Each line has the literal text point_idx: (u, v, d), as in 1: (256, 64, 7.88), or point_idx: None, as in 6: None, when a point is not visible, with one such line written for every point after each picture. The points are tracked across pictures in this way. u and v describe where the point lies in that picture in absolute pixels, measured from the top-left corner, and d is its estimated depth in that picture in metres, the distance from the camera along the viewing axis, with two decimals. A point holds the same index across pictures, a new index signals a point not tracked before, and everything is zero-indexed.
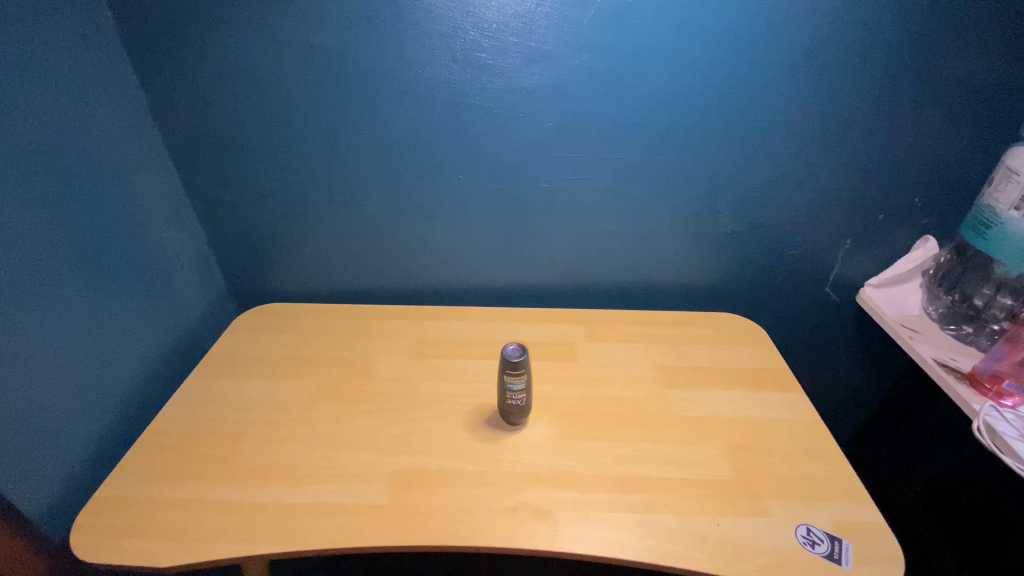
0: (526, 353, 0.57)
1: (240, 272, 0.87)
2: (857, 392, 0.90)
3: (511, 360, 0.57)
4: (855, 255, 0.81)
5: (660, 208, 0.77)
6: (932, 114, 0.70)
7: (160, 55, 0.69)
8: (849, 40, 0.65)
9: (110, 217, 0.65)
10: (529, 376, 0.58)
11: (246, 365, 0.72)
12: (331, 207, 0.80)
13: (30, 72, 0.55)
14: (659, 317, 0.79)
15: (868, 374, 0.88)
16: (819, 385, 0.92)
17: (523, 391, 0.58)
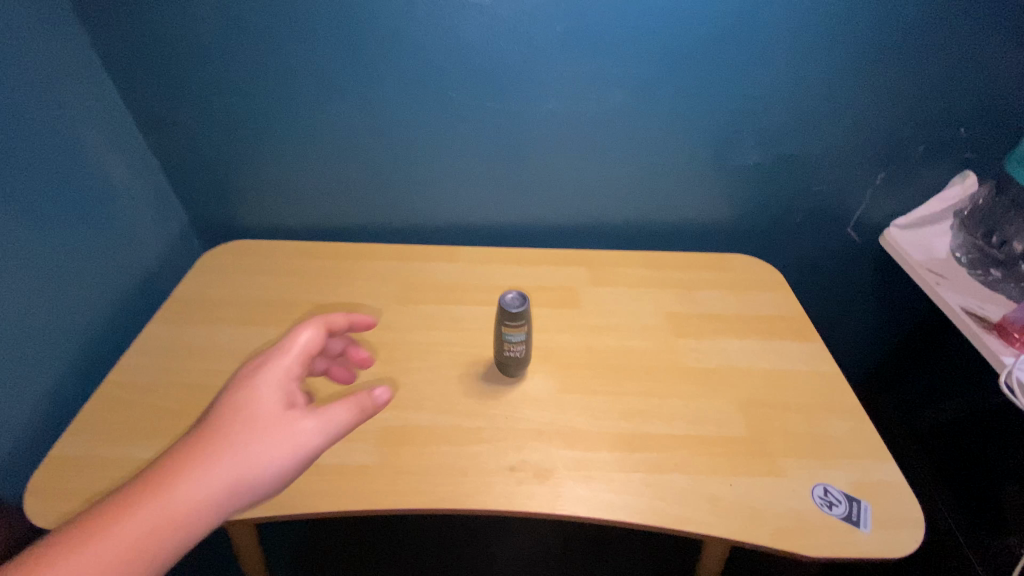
0: (528, 301, 0.51)
1: (203, 204, 0.78)
2: (870, 335, 0.87)
3: (510, 310, 0.50)
4: (885, 192, 0.74)
5: (675, 135, 0.69)
6: (998, 24, 0.60)
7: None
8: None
9: (30, 130, 0.55)
10: (530, 326, 0.52)
11: (215, 310, 0.65)
12: (301, 128, 0.69)
13: None
14: (669, 260, 0.73)
15: (885, 318, 0.85)
16: (832, 329, 0.88)
17: (523, 343, 0.52)
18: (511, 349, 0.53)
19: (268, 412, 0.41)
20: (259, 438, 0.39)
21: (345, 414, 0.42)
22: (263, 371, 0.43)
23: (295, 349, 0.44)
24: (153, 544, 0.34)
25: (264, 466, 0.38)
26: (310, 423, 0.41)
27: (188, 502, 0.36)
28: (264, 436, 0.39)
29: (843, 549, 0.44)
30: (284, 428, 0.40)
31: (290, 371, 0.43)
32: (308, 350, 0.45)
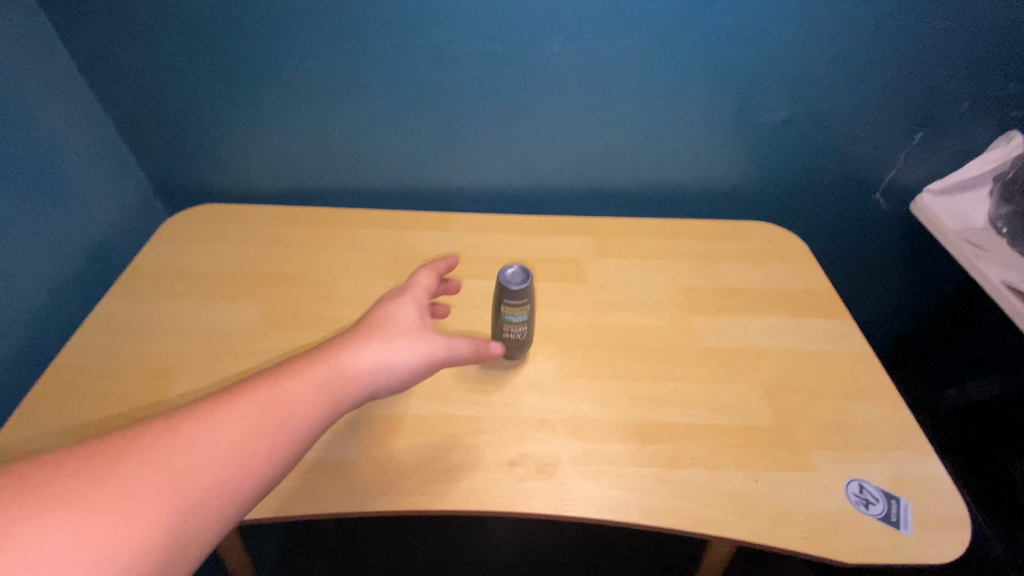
0: (530, 276, 0.45)
1: (165, 163, 0.70)
2: (896, 308, 0.82)
3: (511, 287, 0.44)
4: (921, 153, 0.67)
5: (694, 87, 0.61)
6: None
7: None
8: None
9: None
10: (533, 304, 0.46)
11: (179, 283, 0.59)
12: (270, 76, 0.61)
13: None
14: (682, 228, 0.66)
15: (913, 290, 0.79)
16: (857, 300, 0.82)
17: (525, 323, 0.47)
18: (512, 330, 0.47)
19: (409, 315, 0.41)
20: (401, 331, 0.39)
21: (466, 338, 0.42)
22: (396, 293, 0.43)
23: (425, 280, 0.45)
24: (306, 412, 0.32)
25: (404, 358, 0.38)
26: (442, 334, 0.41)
27: (335, 377, 0.34)
28: (407, 334, 0.39)
29: (881, 554, 0.40)
30: (424, 330, 0.40)
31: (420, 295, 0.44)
32: (428, 286, 0.45)
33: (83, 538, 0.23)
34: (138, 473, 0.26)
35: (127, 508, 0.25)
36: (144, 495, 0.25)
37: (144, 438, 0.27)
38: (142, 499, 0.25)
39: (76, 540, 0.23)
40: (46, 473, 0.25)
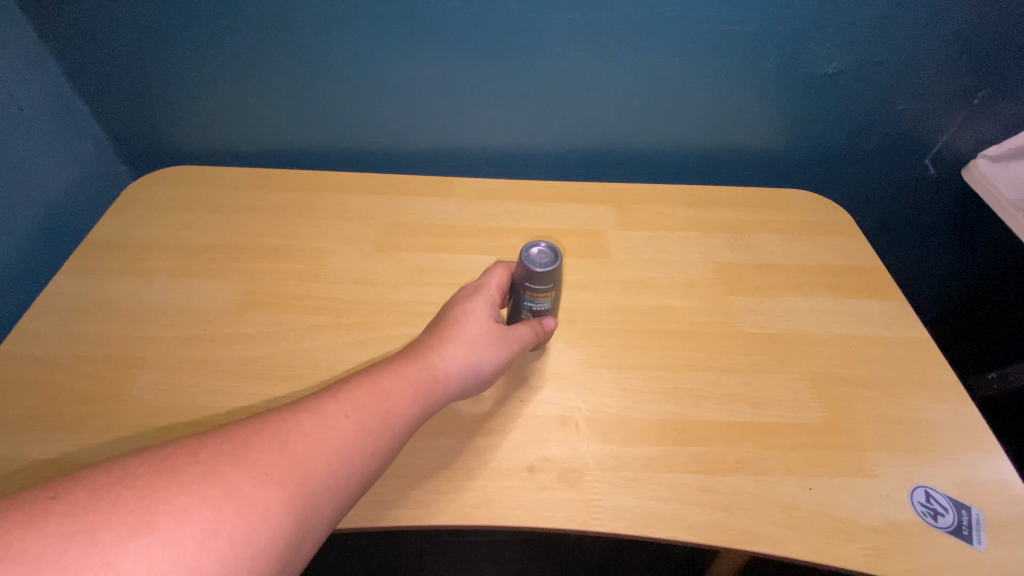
0: (560, 260, 0.38)
1: (126, 118, 0.61)
2: (938, 278, 0.76)
3: (535, 272, 0.37)
4: (983, 115, 0.60)
5: (739, 32, 0.52)
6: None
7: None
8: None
9: None
10: (559, 288, 0.40)
11: (145, 256, 0.51)
12: (242, 14, 0.52)
13: None
14: (713, 196, 0.59)
15: (956, 259, 0.73)
16: (897, 270, 0.76)
17: (548, 310, 0.41)
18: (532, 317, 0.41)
19: (485, 311, 0.39)
20: (479, 329, 0.38)
21: (535, 330, 0.40)
22: (470, 289, 0.41)
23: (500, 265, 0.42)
24: (405, 413, 0.32)
25: (483, 359, 0.37)
26: (513, 329, 0.39)
27: (429, 380, 0.34)
28: (485, 334, 0.38)
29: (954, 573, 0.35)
30: (500, 327, 0.39)
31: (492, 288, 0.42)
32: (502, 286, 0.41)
33: (217, 531, 0.22)
34: (266, 463, 0.25)
35: (261, 498, 0.24)
36: (278, 483, 0.25)
37: (267, 432, 0.27)
38: (273, 489, 0.25)
39: (217, 529, 0.22)
40: (177, 465, 0.24)
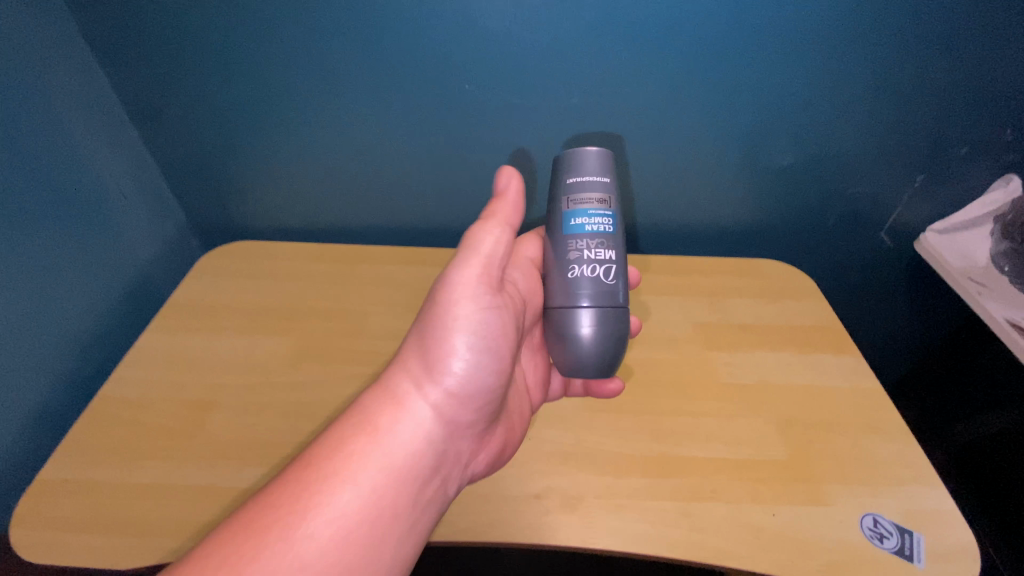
0: (614, 159, 0.46)
1: (201, 201, 0.73)
2: (900, 340, 0.83)
3: (593, 160, 0.44)
4: (923, 196, 0.70)
5: (707, 134, 0.64)
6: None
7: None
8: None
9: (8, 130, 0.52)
10: (615, 202, 0.45)
11: (215, 318, 0.62)
12: (305, 124, 0.65)
13: None
14: (694, 264, 0.69)
15: (917, 321, 0.80)
16: (862, 333, 0.84)
17: (606, 228, 0.43)
18: (597, 246, 0.43)
19: (425, 306, 0.43)
20: (420, 342, 0.42)
21: (483, 216, 0.46)
22: None
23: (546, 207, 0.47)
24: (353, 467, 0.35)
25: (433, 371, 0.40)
26: (477, 244, 0.44)
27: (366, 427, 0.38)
28: (432, 338, 0.41)
29: None
30: (445, 307, 0.42)
31: (529, 260, 0.50)
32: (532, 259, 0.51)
33: None
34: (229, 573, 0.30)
35: None
36: None
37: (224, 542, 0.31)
38: None
39: None
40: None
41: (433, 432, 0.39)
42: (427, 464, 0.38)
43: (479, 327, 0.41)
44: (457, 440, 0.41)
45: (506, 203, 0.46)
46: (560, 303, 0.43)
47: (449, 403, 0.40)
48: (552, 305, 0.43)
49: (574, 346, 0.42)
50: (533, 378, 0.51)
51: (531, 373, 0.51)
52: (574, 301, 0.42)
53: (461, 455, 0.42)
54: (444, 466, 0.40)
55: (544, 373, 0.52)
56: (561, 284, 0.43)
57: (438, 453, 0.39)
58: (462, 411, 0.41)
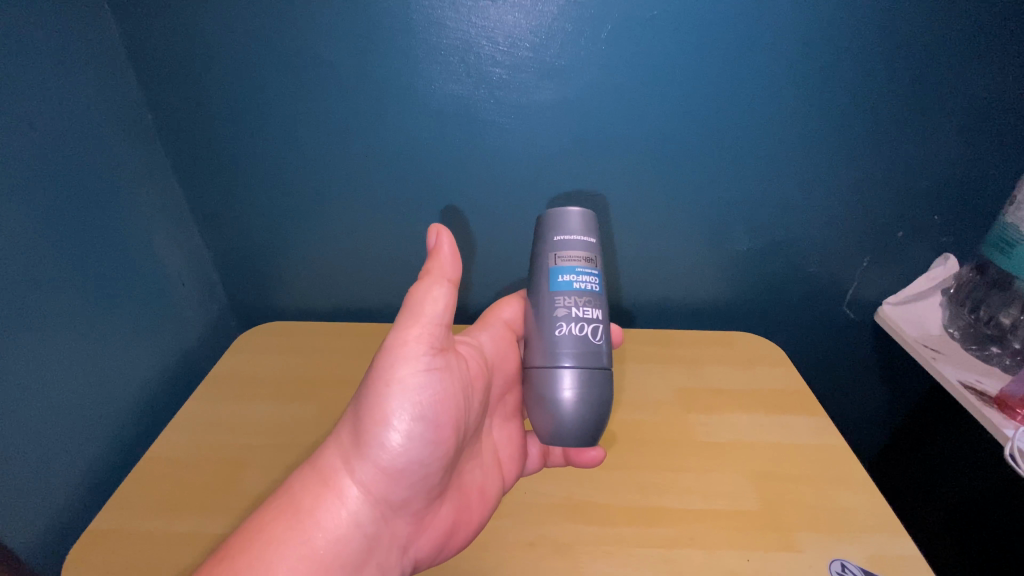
0: (596, 221, 0.54)
1: (242, 287, 0.85)
2: (873, 409, 0.89)
3: (578, 223, 0.53)
4: (875, 275, 0.78)
5: (675, 226, 0.75)
6: (964, 127, 0.66)
7: (160, 50, 0.65)
8: (878, 34, 0.61)
9: (104, 234, 0.64)
10: (597, 261, 0.53)
11: (249, 388, 0.70)
12: (335, 222, 0.77)
13: (34, 106, 0.55)
14: (674, 337, 0.77)
15: (887, 391, 0.87)
16: (838, 404, 0.90)
17: (592, 286, 0.51)
18: (585, 306, 0.50)
19: (363, 378, 0.48)
20: (352, 420, 0.47)
21: (422, 274, 0.49)
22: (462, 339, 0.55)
23: (533, 262, 0.55)
24: (280, 554, 0.42)
25: (363, 454, 0.46)
26: (420, 306, 0.48)
27: (297, 514, 0.44)
28: (362, 417, 0.46)
29: None
30: (376, 382, 0.46)
31: (503, 322, 0.59)
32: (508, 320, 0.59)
33: None
34: None
35: None
36: None
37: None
38: None
39: None
40: None
41: (358, 516, 0.45)
42: (354, 547, 0.45)
43: (415, 401, 0.46)
44: (390, 517, 0.47)
45: (443, 262, 0.49)
46: (546, 361, 0.49)
47: (377, 486, 0.46)
48: (539, 362, 0.50)
49: (557, 406, 0.49)
50: (507, 452, 0.57)
51: (507, 448, 0.57)
52: (561, 358, 0.49)
53: (398, 534, 0.47)
54: (378, 547, 0.46)
55: (519, 447, 0.58)
56: (551, 341, 0.50)
57: (368, 535, 0.46)
58: (391, 492, 0.46)
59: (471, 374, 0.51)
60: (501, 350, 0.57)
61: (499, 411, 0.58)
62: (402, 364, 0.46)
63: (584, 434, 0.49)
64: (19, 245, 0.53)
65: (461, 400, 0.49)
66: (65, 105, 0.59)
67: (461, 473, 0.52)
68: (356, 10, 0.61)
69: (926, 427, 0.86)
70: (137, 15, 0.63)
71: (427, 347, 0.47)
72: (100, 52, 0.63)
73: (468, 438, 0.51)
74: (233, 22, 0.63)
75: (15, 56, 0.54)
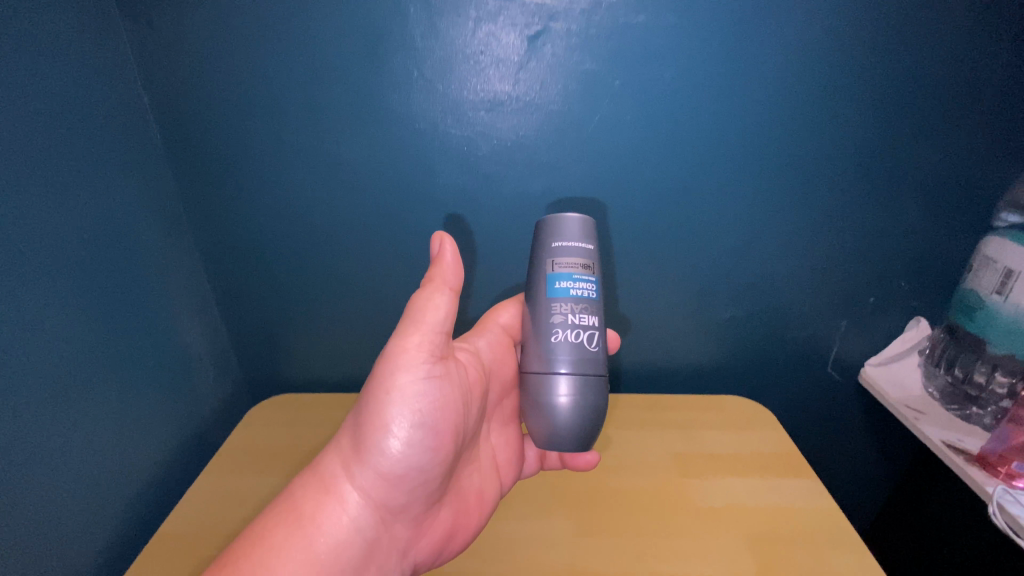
0: (594, 226, 0.58)
1: (254, 360, 0.89)
2: (865, 468, 0.92)
3: (575, 228, 0.56)
4: (854, 338, 0.83)
5: (665, 296, 0.81)
6: (917, 203, 0.74)
7: (198, 152, 0.73)
8: (834, 128, 0.69)
9: (144, 319, 0.69)
10: (594, 266, 0.56)
11: (260, 461, 0.72)
12: (346, 299, 0.83)
13: (97, 211, 0.62)
14: (667, 402, 0.80)
15: (875, 449, 0.90)
16: (831, 463, 0.93)
17: (589, 292, 0.55)
18: (581, 314, 0.54)
19: (363, 385, 0.51)
20: (354, 427, 0.51)
21: (424, 282, 0.53)
22: (463, 346, 0.59)
23: (532, 265, 0.58)
24: (284, 559, 0.45)
25: (363, 458, 0.49)
26: (422, 314, 0.52)
27: (299, 519, 0.48)
28: (363, 426, 0.50)
29: None
30: (377, 391, 0.50)
31: (500, 326, 0.63)
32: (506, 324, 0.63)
33: None
34: None
35: None
36: None
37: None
38: None
39: None
40: None
41: (357, 522, 0.49)
42: (353, 552, 0.48)
43: (415, 408, 0.49)
44: (388, 522, 0.50)
45: (444, 269, 0.53)
46: (544, 368, 0.53)
47: (377, 491, 0.50)
48: (536, 368, 0.54)
49: (553, 412, 0.53)
50: (504, 457, 0.63)
51: (503, 452, 0.63)
52: (558, 364, 0.53)
53: (397, 538, 0.51)
54: (377, 553, 0.50)
55: (516, 451, 0.64)
56: (548, 348, 0.54)
57: (367, 540, 0.49)
58: (390, 496, 0.50)
59: (470, 381, 0.55)
60: (498, 356, 0.62)
61: (497, 414, 0.64)
62: (402, 371, 0.50)
63: (577, 439, 0.53)
64: (73, 336, 0.58)
65: (460, 406, 0.53)
66: (119, 206, 0.65)
67: (458, 478, 0.57)
68: (374, 117, 0.70)
69: (922, 486, 0.89)
70: (181, 123, 0.71)
71: (426, 354, 0.51)
72: (146, 155, 0.70)
73: (465, 443, 0.55)
74: (267, 128, 0.71)
75: (82, 168, 0.60)
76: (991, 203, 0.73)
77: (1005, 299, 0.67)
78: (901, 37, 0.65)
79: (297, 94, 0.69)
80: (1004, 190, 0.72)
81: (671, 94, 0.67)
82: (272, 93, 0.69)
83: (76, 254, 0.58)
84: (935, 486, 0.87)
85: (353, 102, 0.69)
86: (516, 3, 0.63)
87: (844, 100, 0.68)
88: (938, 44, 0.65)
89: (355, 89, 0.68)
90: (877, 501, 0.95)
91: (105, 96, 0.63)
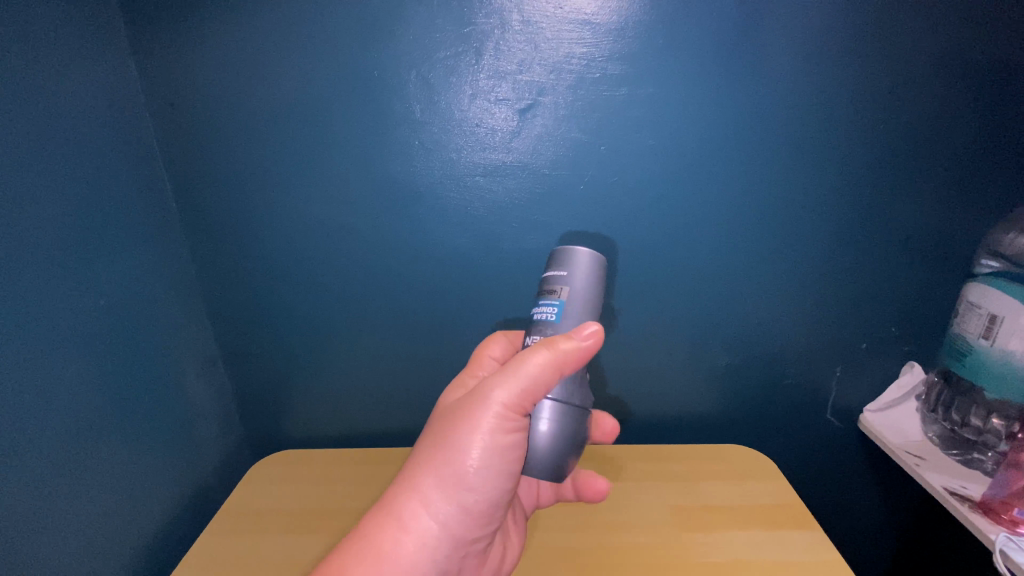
0: (603, 262, 0.58)
1: (257, 417, 0.90)
2: (871, 516, 0.91)
3: (558, 257, 0.58)
4: (849, 383, 0.84)
5: (662, 345, 0.82)
6: (901, 252, 0.77)
7: (209, 216, 0.76)
8: (814, 184, 0.73)
9: (154, 379, 0.70)
10: (564, 292, 0.56)
11: (262, 520, 0.72)
12: (349, 355, 0.85)
13: (111, 276, 0.64)
14: (667, 452, 0.81)
15: (879, 495, 0.89)
16: (837, 512, 0.91)
17: (550, 318, 0.56)
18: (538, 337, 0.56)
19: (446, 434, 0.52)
20: (431, 472, 0.52)
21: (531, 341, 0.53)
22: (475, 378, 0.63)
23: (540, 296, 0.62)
24: None
25: (447, 501, 0.51)
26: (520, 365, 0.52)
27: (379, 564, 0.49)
28: (445, 469, 0.51)
29: None
30: (467, 437, 0.51)
31: (492, 358, 0.65)
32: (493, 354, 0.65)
33: None
34: None
35: None
36: None
37: None
38: None
39: None
40: None
41: (437, 558, 0.51)
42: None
43: (505, 454, 0.52)
44: (462, 552, 0.53)
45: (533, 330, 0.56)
46: None
47: (458, 531, 0.52)
48: None
49: (534, 438, 0.53)
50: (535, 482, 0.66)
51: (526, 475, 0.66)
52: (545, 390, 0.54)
53: (465, 565, 0.54)
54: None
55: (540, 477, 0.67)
56: None
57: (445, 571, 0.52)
58: (466, 534, 0.52)
59: None
60: None
61: None
62: (496, 423, 0.51)
63: (554, 471, 0.54)
64: (86, 398, 0.59)
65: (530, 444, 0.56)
66: (133, 269, 0.68)
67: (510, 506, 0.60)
68: (380, 180, 0.74)
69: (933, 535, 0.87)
70: (194, 188, 0.75)
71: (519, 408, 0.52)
72: (161, 219, 0.73)
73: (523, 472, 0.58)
74: (277, 193, 0.75)
75: (102, 236, 0.63)
76: (970, 252, 0.76)
77: (993, 344, 0.68)
78: (869, 100, 0.69)
79: (306, 162, 0.73)
80: (984, 238, 0.76)
81: (657, 157, 0.71)
82: (284, 162, 0.73)
83: (97, 318, 0.61)
84: (947, 535, 0.85)
85: (359, 169, 0.73)
86: (507, 81, 0.69)
87: (821, 158, 0.72)
88: (905, 107, 0.70)
89: (361, 157, 0.72)
90: (888, 551, 0.93)
91: (125, 166, 0.67)
